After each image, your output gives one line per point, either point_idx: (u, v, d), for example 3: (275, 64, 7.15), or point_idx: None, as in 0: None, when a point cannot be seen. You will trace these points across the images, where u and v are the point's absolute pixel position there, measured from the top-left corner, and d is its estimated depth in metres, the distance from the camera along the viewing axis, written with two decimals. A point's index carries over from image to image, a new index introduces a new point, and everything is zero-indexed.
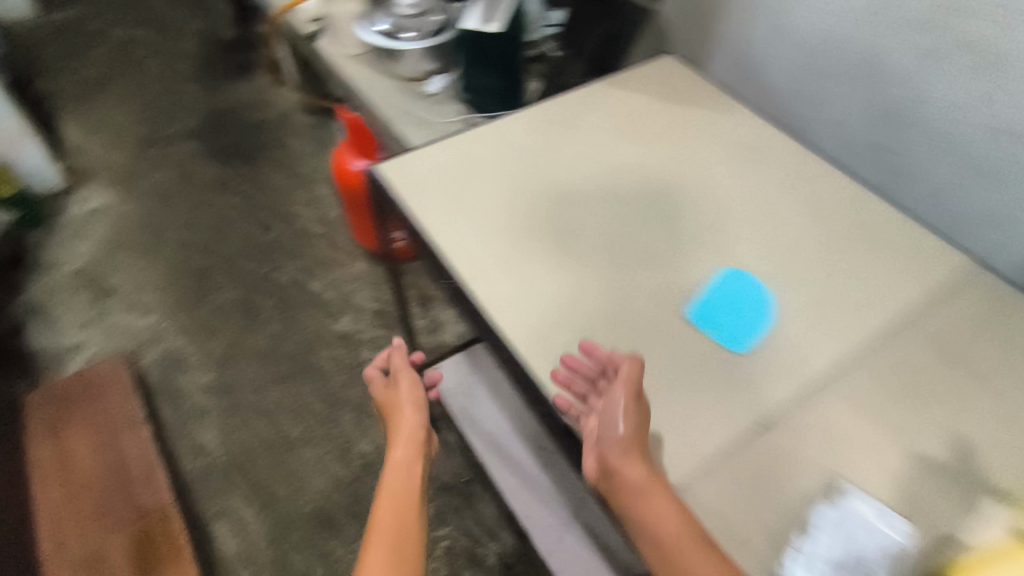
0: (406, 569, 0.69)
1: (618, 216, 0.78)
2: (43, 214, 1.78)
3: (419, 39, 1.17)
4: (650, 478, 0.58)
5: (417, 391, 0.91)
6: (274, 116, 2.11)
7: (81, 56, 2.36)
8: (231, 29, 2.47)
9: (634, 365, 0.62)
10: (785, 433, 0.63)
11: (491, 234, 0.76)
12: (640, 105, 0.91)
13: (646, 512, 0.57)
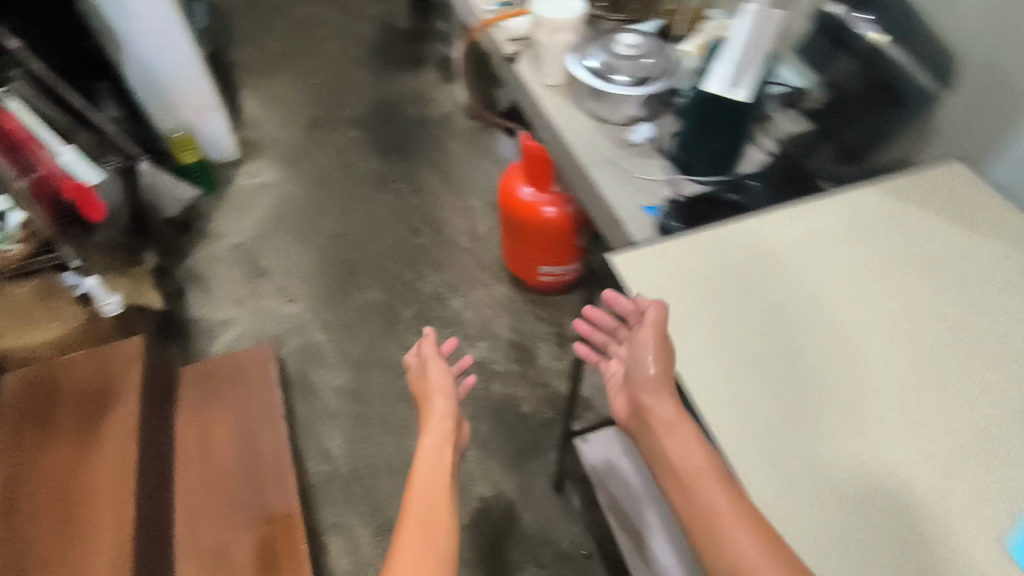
0: (441, 527, 0.75)
1: (894, 372, 0.67)
2: (215, 182, 1.85)
3: (634, 84, 1.07)
4: (675, 415, 0.66)
5: (447, 381, 0.99)
6: (437, 115, 2.10)
7: (268, 29, 2.46)
8: (406, 20, 2.49)
9: (660, 310, 0.68)
10: (807, 378, 0.67)
11: (739, 364, 0.67)
12: (921, 234, 0.79)
13: (676, 448, 0.64)
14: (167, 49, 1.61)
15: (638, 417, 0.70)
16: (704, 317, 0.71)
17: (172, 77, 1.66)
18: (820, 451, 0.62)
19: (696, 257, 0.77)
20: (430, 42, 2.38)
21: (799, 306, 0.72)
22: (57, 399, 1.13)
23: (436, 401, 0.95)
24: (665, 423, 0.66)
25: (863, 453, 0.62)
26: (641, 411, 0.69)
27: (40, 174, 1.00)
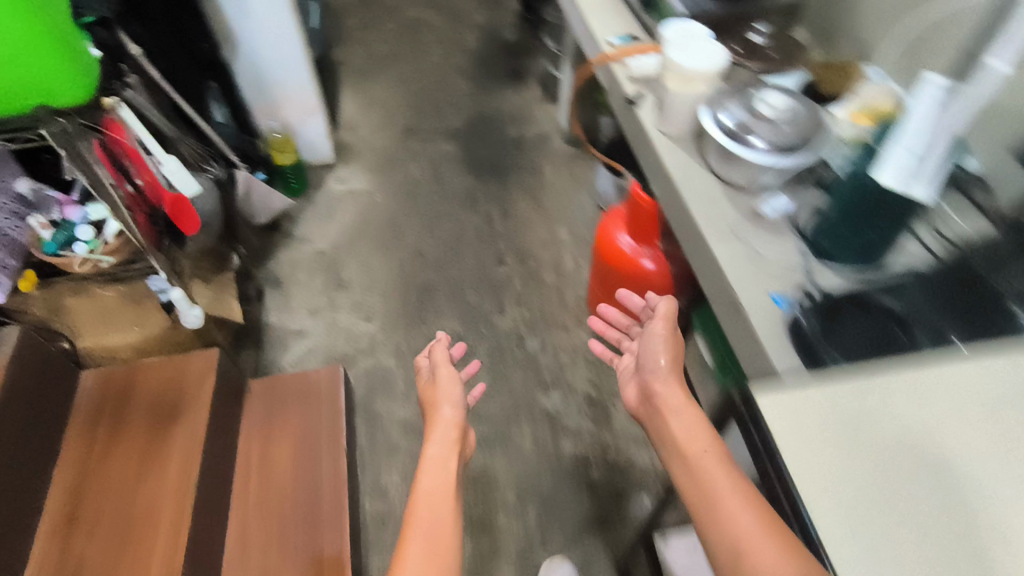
0: (446, 529, 0.84)
1: None
2: (307, 184, 1.84)
3: (775, 152, 0.93)
4: (681, 402, 0.84)
5: (452, 388, 1.07)
6: (535, 136, 2.01)
7: (376, 29, 2.44)
8: (514, 31, 2.42)
9: (670, 308, 0.97)
10: (923, 467, 0.59)
11: (902, 548, 0.54)
12: None
13: (684, 429, 0.78)
14: (278, 54, 1.60)
15: (646, 399, 0.90)
16: (858, 480, 0.59)
17: (279, 80, 1.66)
18: (895, 491, 0.58)
19: (854, 404, 0.63)
20: (536, 57, 2.30)
21: (923, 390, 0.64)
22: (129, 403, 1.13)
23: (443, 411, 1.03)
24: (673, 404, 0.84)
25: (932, 466, 0.59)
26: (649, 395, 0.89)
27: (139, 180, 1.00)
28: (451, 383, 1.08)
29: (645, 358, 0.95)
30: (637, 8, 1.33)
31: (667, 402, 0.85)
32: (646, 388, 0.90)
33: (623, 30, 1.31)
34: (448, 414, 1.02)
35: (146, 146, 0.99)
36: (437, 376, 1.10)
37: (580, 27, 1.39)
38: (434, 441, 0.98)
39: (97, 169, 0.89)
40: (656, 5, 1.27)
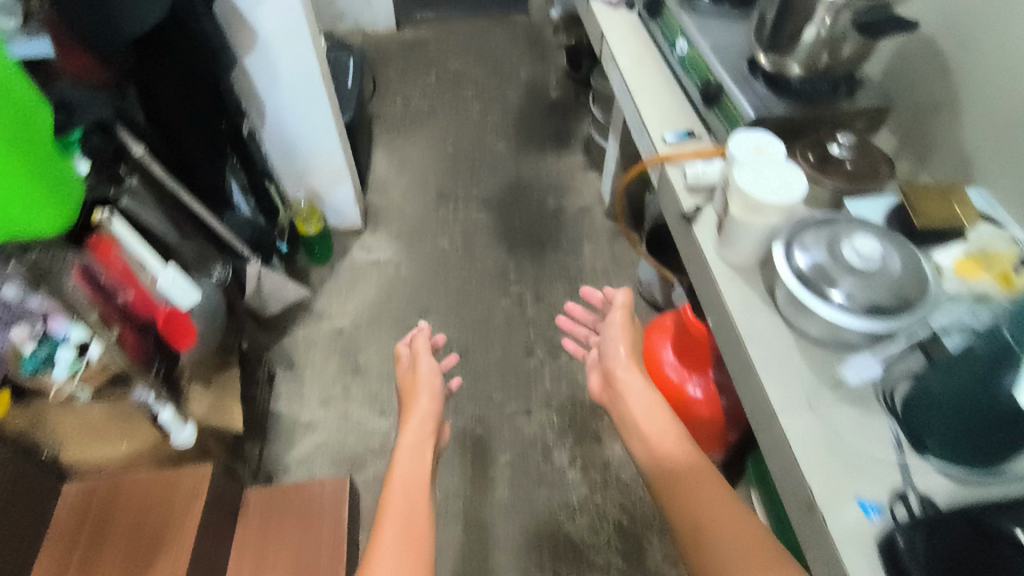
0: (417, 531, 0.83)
1: None
2: (331, 253, 1.74)
3: (859, 314, 0.77)
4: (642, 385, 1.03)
5: (432, 381, 1.12)
6: (575, 209, 1.88)
7: (416, 81, 2.35)
8: (558, 89, 2.31)
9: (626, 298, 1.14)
10: None
11: None
12: None
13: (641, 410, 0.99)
14: (310, 124, 1.53)
15: (609, 385, 1.08)
16: None
17: (310, 150, 1.58)
18: None
19: None
20: (579, 119, 2.18)
21: None
22: (107, 531, 1.01)
23: (421, 400, 1.09)
24: (634, 387, 1.04)
25: None
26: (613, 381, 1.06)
27: (128, 297, 0.92)
28: (429, 376, 1.13)
29: (607, 346, 1.12)
30: (698, 101, 1.19)
31: (630, 389, 1.03)
32: (608, 371, 1.09)
33: (681, 126, 1.17)
34: (424, 406, 1.08)
35: (144, 260, 0.92)
36: (418, 365, 1.16)
37: (632, 118, 1.26)
38: (412, 430, 1.03)
39: (76, 296, 0.86)
40: (720, 102, 1.12)
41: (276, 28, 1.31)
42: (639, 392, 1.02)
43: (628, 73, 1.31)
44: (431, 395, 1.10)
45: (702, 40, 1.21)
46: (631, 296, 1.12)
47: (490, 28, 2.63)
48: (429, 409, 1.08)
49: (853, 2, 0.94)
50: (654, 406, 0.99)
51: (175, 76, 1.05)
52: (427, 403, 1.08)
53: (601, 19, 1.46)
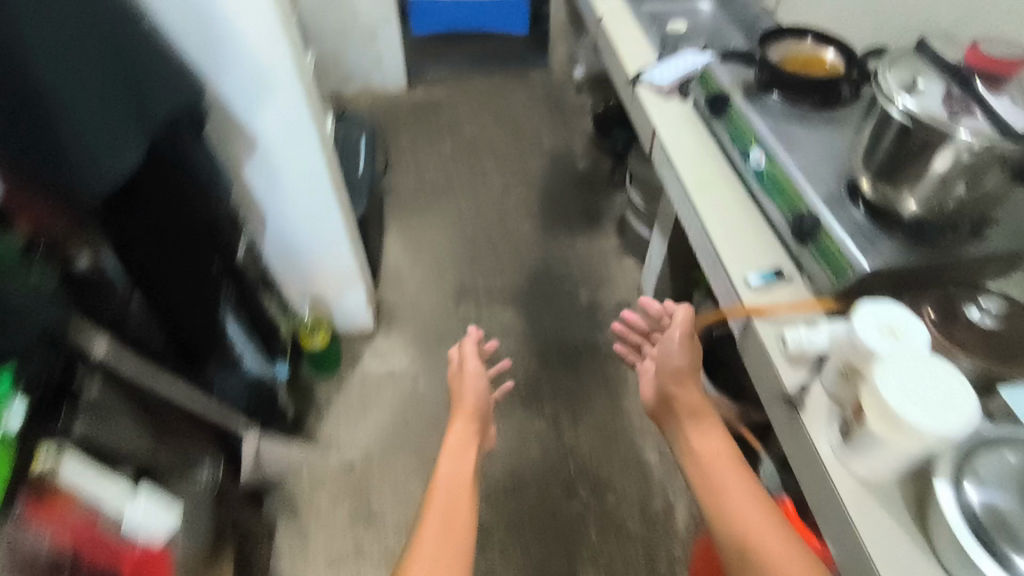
0: (458, 520, 0.90)
1: None
2: (340, 362, 1.54)
3: None
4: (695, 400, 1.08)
5: (478, 381, 1.16)
6: (613, 306, 1.69)
7: (429, 148, 2.16)
8: (585, 159, 2.12)
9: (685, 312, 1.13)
10: None
11: None
12: None
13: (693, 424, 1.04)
14: (315, 230, 1.32)
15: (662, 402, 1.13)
16: None
17: (316, 256, 1.38)
18: None
19: None
20: (611, 195, 1.99)
21: None
22: None
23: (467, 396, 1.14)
24: (689, 405, 1.08)
25: None
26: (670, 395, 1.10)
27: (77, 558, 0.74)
28: (476, 376, 1.16)
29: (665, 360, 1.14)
30: (784, 230, 0.99)
31: (682, 403, 1.08)
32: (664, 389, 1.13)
33: (766, 263, 0.97)
34: (471, 404, 1.12)
35: (98, 500, 0.78)
36: (464, 367, 1.19)
37: (701, 242, 1.07)
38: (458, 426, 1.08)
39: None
40: (816, 236, 0.91)
41: (278, 132, 1.12)
42: (693, 408, 1.07)
43: (693, 186, 1.12)
44: (477, 388, 1.15)
45: (785, 155, 1.03)
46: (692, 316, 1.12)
47: (508, 87, 2.45)
48: (476, 404, 1.14)
49: (1002, 146, 0.74)
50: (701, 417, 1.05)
51: (156, 229, 0.86)
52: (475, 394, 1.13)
53: (654, 112, 1.28)
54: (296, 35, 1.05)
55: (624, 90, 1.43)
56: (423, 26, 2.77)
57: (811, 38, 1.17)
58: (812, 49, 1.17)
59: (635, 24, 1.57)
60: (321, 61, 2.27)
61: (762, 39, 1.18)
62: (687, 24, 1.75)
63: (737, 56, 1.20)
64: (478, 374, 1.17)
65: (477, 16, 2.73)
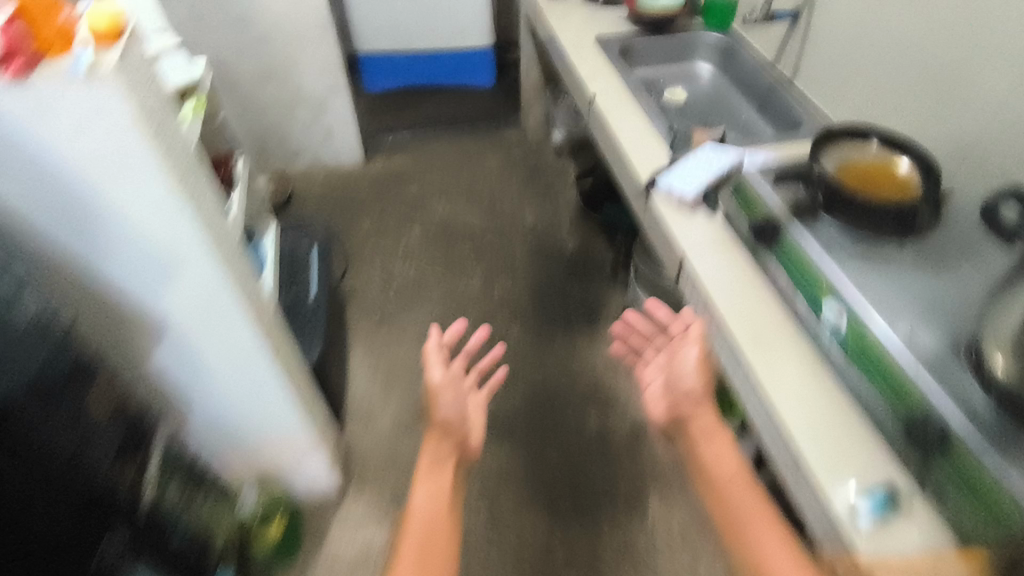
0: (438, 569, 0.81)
1: None
2: (301, 541, 1.23)
3: None
4: (713, 424, 0.89)
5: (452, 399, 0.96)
6: (628, 429, 1.42)
7: (394, 234, 1.88)
8: (575, 238, 1.86)
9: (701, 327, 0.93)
10: None
11: None
12: None
13: (712, 457, 0.86)
14: (260, 406, 1.02)
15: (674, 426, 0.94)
16: None
17: (264, 434, 1.09)
18: None
19: None
20: (609, 283, 1.73)
21: None
22: None
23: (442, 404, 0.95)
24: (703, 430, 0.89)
25: None
26: (684, 417, 0.91)
27: None
28: (450, 384, 0.98)
29: (676, 379, 0.94)
30: (890, 420, 0.75)
31: (697, 429, 0.89)
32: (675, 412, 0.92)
33: (873, 478, 0.73)
34: (446, 416, 0.96)
35: None
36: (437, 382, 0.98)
37: (769, 432, 0.82)
38: (429, 445, 0.94)
39: None
40: (950, 444, 0.68)
41: (190, 313, 0.83)
42: (709, 432, 0.89)
43: (747, 351, 0.87)
44: (456, 394, 0.98)
45: (872, 315, 0.79)
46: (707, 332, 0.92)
47: (479, 151, 2.18)
48: (454, 416, 0.96)
49: None
50: (719, 443, 0.87)
51: None
52: (451, 404, 0.96)
53: (680, 236, 1.03)
54: (206, 193, 0.78)
55: (633, 194, 1.18)
56: (378, 82, 2.49)
57: (876, 141, 0.97)
58: (877, 155, 0.96)
59: (635, 104, 1.33)
60: (262, 137, 1.96)
61: (814, 143, 0.97)
62: (686, 92, 1.54)
63: (783, 177, 0.98)
64: (451, 379, 0.99)
65: (438, 70, 2.47)
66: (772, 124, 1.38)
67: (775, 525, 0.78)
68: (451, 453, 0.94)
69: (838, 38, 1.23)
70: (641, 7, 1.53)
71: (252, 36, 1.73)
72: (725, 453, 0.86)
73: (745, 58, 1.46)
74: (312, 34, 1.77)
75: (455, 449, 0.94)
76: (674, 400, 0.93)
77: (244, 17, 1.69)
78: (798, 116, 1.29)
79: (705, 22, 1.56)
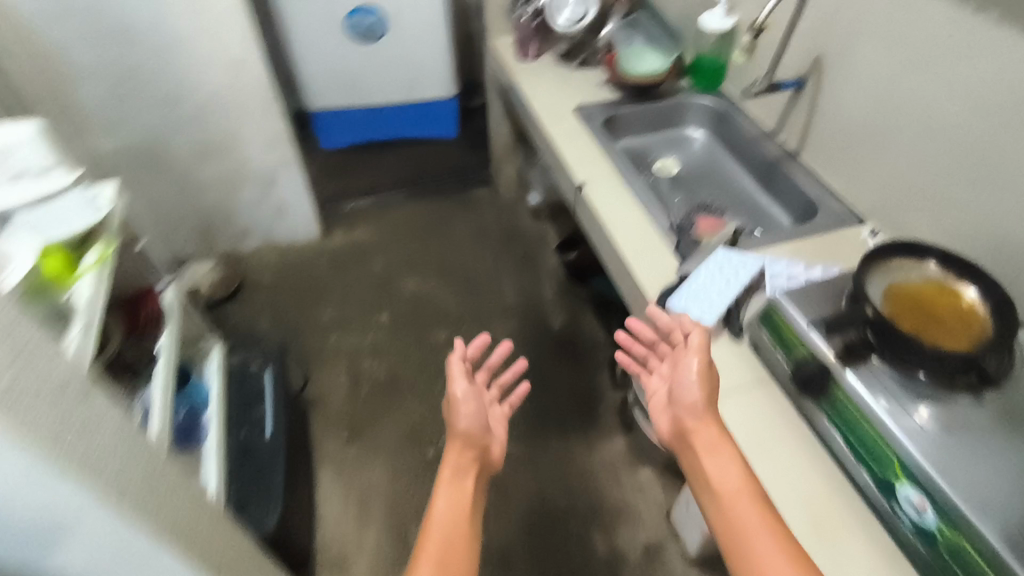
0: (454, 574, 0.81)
1: None
2: None
3: None
4: (716, 435, 0.77)
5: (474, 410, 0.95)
6: (640, 553, 1.26)
7: (362, 324, 1.69)
8: (560, 314, 1.69)
9: (702, 336, 0.82)
10: None
11: None
12: None
13: (713, 469, 0.76)
14: None
15: (677, 437, 0.82)
16: None
17: None
18: None
19: None
20: (603, 368, 1.57)
21: None
22: None
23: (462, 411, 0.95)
24: (705, 440, 0.78)
25: None
26: (686, 430, 0.81)
27: None
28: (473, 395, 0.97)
29: (680, 390, 0.82)
30: None
31: (699, 441, 0.78)
32: (676, 421, 0.83)
33: None
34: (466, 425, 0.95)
35: None
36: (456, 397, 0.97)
37: None
38: (453, 453, 0.94)
39: None
40: None
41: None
42: (711, 441, 0.77)
43: (806, 534, 0.71)
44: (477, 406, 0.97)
45: (977, 518, 0.62)
46: (706, 338, 0.81)
47: (448, 216, 2.00)
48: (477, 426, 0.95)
49: None
50: (723, 453, 0.76)
51: None
52: (471, 415, 0.95)
53: None
54: (100, 436, 0.57)
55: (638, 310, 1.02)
56: (333, 140, 2.30)
57: (932, 261, 0.81)
58: (932, 276, 0.81)
59: (628, 193, 1.16)
60: (203, 222, 1.74)
61: (862, 266, 0.80)
62: (677, 162, 1.39)
63: (845, 321, 0.78)
64: (473, 391, 0.97)
65: (397, 124, 2.29)
66: (780, 205, 1.24)
67: (778, 536, 0.68)
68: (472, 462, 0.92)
69: (851, 114, 1.10)
70: (623, 70, 1.36)
71: (185, 116, 1.52)
72: (726, 464, 0.75)
73: (742, 125, 1.31)
74: (256, 110, 1.57)
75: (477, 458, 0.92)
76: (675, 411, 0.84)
77: (175, 95, 1.47)
78: (812, 200, 1.15)
79: (693, 85, 1.42)
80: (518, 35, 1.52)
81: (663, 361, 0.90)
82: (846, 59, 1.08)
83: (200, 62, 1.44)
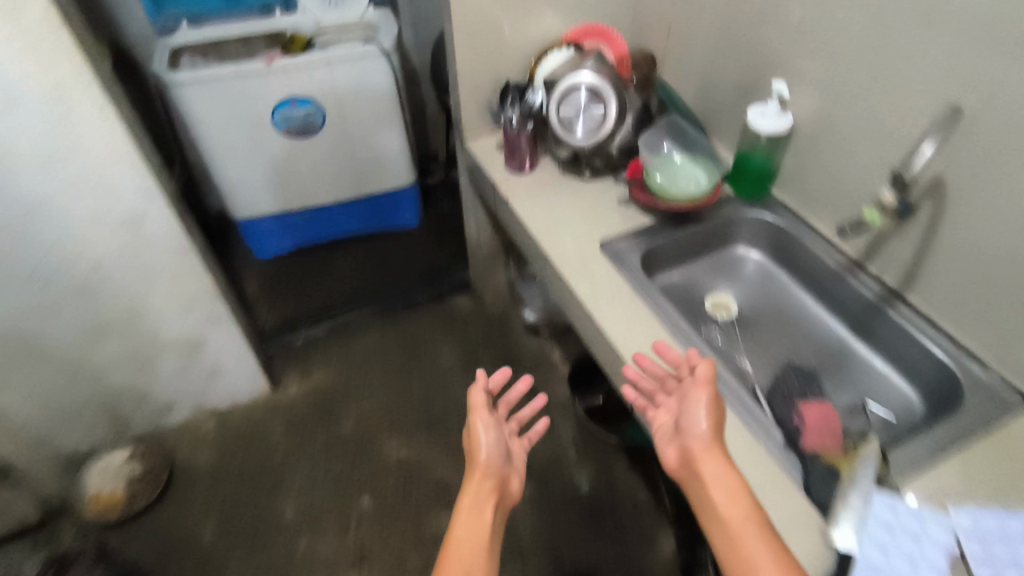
0: None
1: None
2: None
3: None
4: (726, 468, 0.63)
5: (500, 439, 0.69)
6: None
7: (337, 514, 1.30)
8: (586, 469, 1.37)
9: (709, 366, 0.71)
10: None
11: None
12: None
13: (720, 502, 0.61)
14: None
15: (685, 467, 0.68)
16: None
17: None
18: None
19: None
20: (653, 543, 1.25)
21: None
22: None
23: (485, 436, 0.69)
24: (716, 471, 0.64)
25: None
26: (694, 461, 0.66)
27: None
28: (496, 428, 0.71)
29: (688, 421, 0.69)
30: None
31: (709, 472, 0.64)
32: (682, 451, 0.68)
33: None
34: (486, 455, 0.68)
35: None
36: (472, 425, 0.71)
37: None
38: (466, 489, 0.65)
39: None
40: None
41: None
42: (725, 477, 0.63)
43: None
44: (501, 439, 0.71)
45: None
46: (714, 366, 0.70)
47: (427, 339, 1.65)
48: (496, 457, 0.69)
49: None
50: (736, 485, 0.62)
51: None
52: (491, 445, 0.69)
53: None
54: None
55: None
56: (269, 247, 1.90)
57: None
58: None
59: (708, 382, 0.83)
60: (110, 406, 1.32)
61: None
62: (736, 299, 1.10)
63: None
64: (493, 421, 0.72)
65: (349, 221, 1.93)
66: (890, 360, 0.95)
67: None
68: (492, 495, 0.65)
69: (982, 265, 0.81)
70: (654, 188, 1.06)
71: (66, 294, 1.11)
72: (733, 498, 0.61)
73: (815, 250, 1.03)
74: (167, 267, 1.18)
75: (498, 493, 0.65)
76: (682, 441, 0.69)
77: (46, 271, 1.06)
78: (945, 365, 0.86)
79: (734, 193, 1.13)
80: (506, 142, 1.17)
81: (671, 396, 0.76)
82: (978, 188, 0.78)
83: (77, 227, 1.04)
